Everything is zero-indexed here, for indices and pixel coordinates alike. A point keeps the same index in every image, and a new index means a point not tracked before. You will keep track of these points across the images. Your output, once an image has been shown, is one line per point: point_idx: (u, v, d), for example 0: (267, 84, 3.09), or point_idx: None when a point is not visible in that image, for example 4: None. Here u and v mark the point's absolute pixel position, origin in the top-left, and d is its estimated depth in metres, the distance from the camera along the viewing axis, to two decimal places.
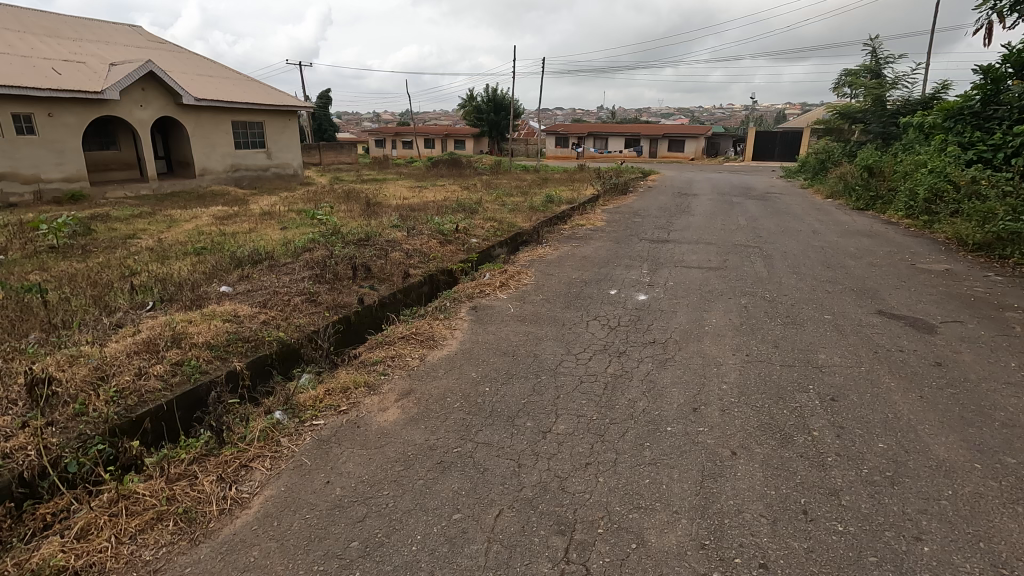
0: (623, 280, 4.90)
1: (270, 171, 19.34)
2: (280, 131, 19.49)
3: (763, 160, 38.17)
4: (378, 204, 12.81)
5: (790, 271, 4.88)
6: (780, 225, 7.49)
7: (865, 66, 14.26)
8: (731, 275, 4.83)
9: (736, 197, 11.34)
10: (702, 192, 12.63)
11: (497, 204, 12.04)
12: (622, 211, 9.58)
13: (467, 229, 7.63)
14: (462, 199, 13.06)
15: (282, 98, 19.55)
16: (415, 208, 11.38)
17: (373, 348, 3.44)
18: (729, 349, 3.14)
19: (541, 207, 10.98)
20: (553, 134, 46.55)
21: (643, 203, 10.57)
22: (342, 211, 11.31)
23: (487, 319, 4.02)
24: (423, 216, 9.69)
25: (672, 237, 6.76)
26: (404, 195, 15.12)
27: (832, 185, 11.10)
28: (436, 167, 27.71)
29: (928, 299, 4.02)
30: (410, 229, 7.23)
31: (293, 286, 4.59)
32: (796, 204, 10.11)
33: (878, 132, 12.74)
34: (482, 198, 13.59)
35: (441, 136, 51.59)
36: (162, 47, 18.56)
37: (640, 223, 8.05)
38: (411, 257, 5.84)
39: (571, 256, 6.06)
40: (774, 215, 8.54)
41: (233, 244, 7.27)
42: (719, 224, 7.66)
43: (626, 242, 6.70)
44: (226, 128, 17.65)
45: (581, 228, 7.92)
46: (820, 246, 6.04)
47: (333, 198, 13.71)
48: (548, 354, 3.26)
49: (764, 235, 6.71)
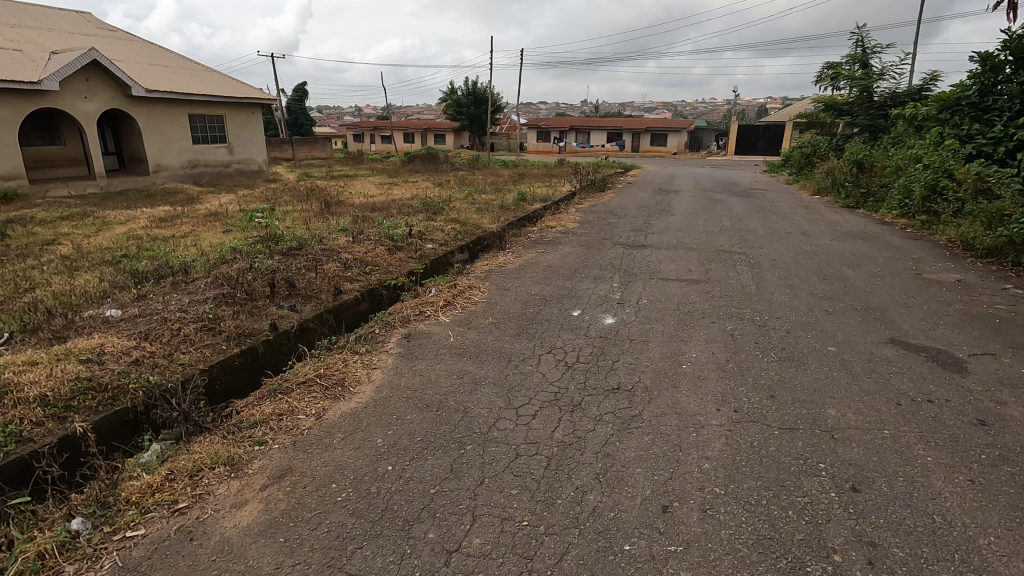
0: (588, 296, 4.20)
1: (232, 168, 18.32)
2: (242, 125, 18.46)
3: (745, 154, 37.78)
4: (340, 203, 11.96)
5: (780, 283, 4.23)
6: (766, 227, 6.86)
7: (851, 56, 13.69)
8: (712, 290, 4.16)
9: (718, 194, 10.71)
10: (682, 189, 12.01)
11: (465, 202, 11.27)
12: (597, 210, 8.91)
13: (423, 233, 6.88)
14: (430, 197, 12.29)
15: (243, 90, 18.51)
16: (377, 208, 10.58)
17: (258, 401, 2.68)
18: (712, 401, 2.43)
19: (512, 205, 10.24)
20: (534, 128, 45.71)
21: (620, 202, 9.89)
22: (298, 211, 10.45)
23: (417, 352, 3.27)
24: (382, 217, 8.89)
25: (648, 242, 6.09)
26: (371, 193, 14.28)
27: (819, 182, 10.53)
28: (412, 162, 26.79)
29: (946, 322, 3.38)
30: (358, 233, 6.47)
31: (193, 310, 3.79)
32: (782, 201, 9.51)
33: (865, 125, 12.19)
34: (452, 196, 12.81)
35: (421, 130, 50.50)
36: (112, 35, 17.40)
37: (615, 224, 7.38)
38: (350, 268, 5.09)
39: (534, 264, 5.36)
40: (759, 215, 7.93)
41: (156, 252, 6.43)
42: (700, 225, 7.02)
43: (598, 247, 6.01)
44: (182, 122, 16.62)
45: (550, 230, 7.21)
46: (812, 252, 5.40)
47: (293, 196, 12.84)
48: (483, 407, 2.54)
49: (749, 238, 6.08)
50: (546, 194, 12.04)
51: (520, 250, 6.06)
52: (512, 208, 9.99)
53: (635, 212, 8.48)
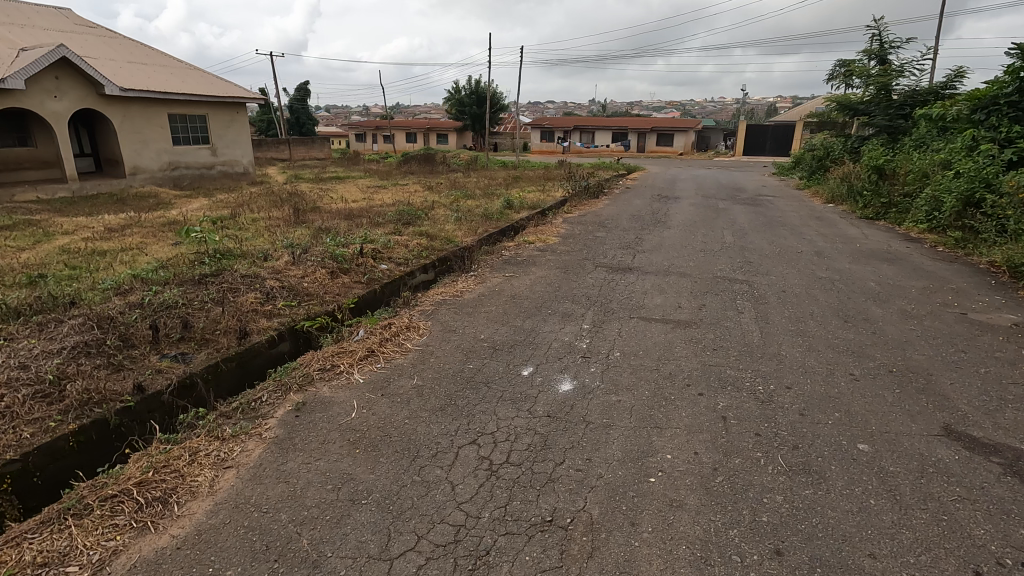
0: (547, 345, 3.36)
1: (216, 170, 17.64)
2: (226, 126, 17.79)
3: (754, 155, 36.70)
4: (315, 210, 11.16)
5: (789, 330, 3.36)
6: (773, 244, 5.98)
7: (868, 51, 12.72)
8: (702, 337, 3.31)
9: (721, 201, 9.82)
10: (682, 194, 11.16)
11: (448, 210, 10.44)
12: (585, 221, 8.07)
13: (382, 249, 6.07)
14: (414, 204, 11.51)
15: (228, 89, 17.81)
16: (352, 217, 9.80)
17: (26, 535, 1.83)
18: (684, 564, 1.59)
19: (496, 214, 9.40)
20: (537, 128, 44.80)
21: (613, 210, 9.03)
22: (265, 219, 9.67)
23: (297, 437, 2.43)
24: (348, 229, 8.09)
25: (634, 264, 5.25)
26: (354, 198, 13.48)
27: (834, 189, 9.61)
28: (408, 163, 26.02)
29: (1015, 396, 2.52)
30: (304, 252, 5.66)
31: (38, 364, 2.96)
32: (792, 210, 8.61)
33: (884, 126, 11.24)
34: (437, 202, 11.98)
35: (423, 130, 49.79)
36: (91, 32, 16.77)
37: (601, 240, 6.54)
38: (274, 299, 4.27)
39: (497, 294, 4.52)
40: (764, 228, 7.07)
41: (75, 271, 5.67)
42: (697, 241, 6.16)
43: (577, 270, 5.18)
44: (160, 122, 15.94)
45: (528, 246, 6.38)
46: (828, 280, 4.54)
47: (269, 202, 12.11)
48: (346, 557, 1.71)
49: (753, 260, 5.22)
50: (535, 200, 11.20)
51: (486, 273, 5.23)
52: (495, 216, 9.17)
53: (626, 224, 7.63)
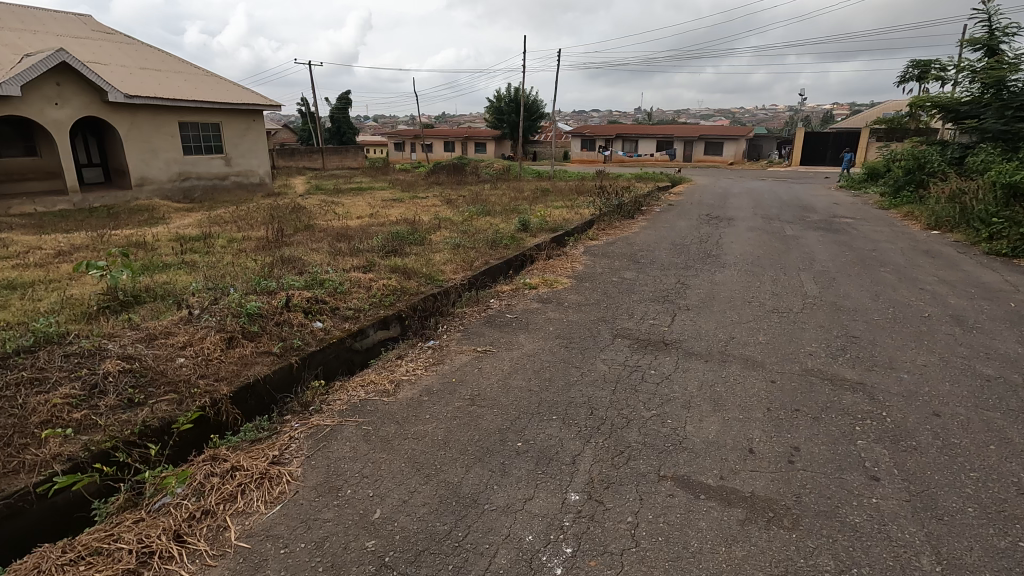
0: (486, 558, 1.69)
1: (229, 181, 16.84)
2: (240, 135, 16.99)
3: (812, 165, 33.70)
4: (307, 229, 9.84)
5: (997, 556, 1.58)
6: (877, 301, 4.13)
7: (971, 40, 10.45)
8: (811, 569, 1.56)
9: (786, 226, 7.89)
10: (736, 214, 9.26)
11: (452, 232, 8.90)
12: (610, 252, 6.37)
13: (328, 296, 4.53)
14: (418, 223, 10.07)
15: (243, 96, 17.02)
16: (337, 241, 8.38)
17: None
18: None
19: (506, 239, 7.77)
20: (577, 136, 42.94)
21: (649, 237, 7.26)
22: (241, 242, 8.41)
23: None
24: (317, 259, 6.63)
25: (670, 334, 3.53)
26: (359, 213, 12.14)
27: (938, 212, 7.50)
28: (437, 173, 24.79)
29: None
30: (215, 300, 4.19)
31: None
32: (886, 240, 6.61)
33: (997, 131, 9.00)
34: (444, 221, 10.46)
35: (461, 139, 48.88)
36: (108, 38, 16.26)
37: (627, 285, 4.83)
38: (101, 396, 2.76)
39: (450, 390, 2.89)
40: (855, 269, 5.19)
41: None
42: (761, 291, 4.38)
43: (583, 342, 3.51)
44: (171, 131, 15.21)
45: (526, 292, 4.74)
46: (1003, 385, 2.69)
47: (262, 219, 10.93)
48: None
49: (857, 334, 3.40)
50: (557, 221, 9.56)
51: (449, 342, 3.63)
52: (504, 242, 7.57)
53: (662, 258, 5.88)
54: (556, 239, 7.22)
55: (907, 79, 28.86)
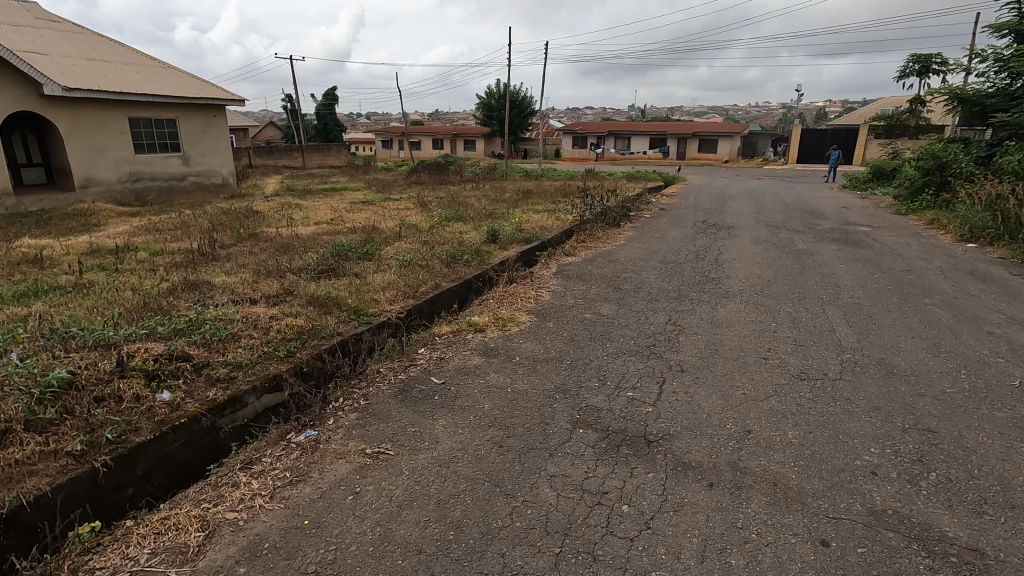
0: None
1: (188, 181, 15.62)
2: (200, 132, 15.78)
3: (809, 163, 32.77)
4: (250, 239, 8.67)
5: None
6: (939, 357, 3.01)
7: (997, 24, 9.31)
8: None
9: (795, 236, 6.79)
10: (737, 221, 8.15)
11: (411, 244, 7.75)
12: (588, 273, 5.24)
13: (200, 348, 3.37)
14: (377, 232, 8.92)
15: (203, 90, 15.78)
16: (276, 255, 7.20)
17: None
18: None
19: (468, 253, 6.63)
20: (569, 133, 41.80)
21: (636, 252, 6.14)
22: (162, 257, 7.24)
23: None
24: (232, 283, 5.45)
25: (653, 424, 2.41)
26: (320, 218, 10.96)
27: (971, 221, 6.40)
28: (419, 172, 23.54)
29: None
30: (25, 358, 3.01)
31: None
32: (917, 257, 5.51)
33: None
34: (408, 229, 9.30)
35: (450, 137, 47.66)
36: (52, 27, 14.97)
37: (602, 326, 3.68)
38: None
39: (290, 553, 1.75)
40: (893, 301, 4.07)
41: None
42: (778, 342, 3.25)
43: (526, 435, 2.38)
44: (120, 127, 13.95)
45: (468, 338, 3.60)
46: None
47: (206, 226, 9.76)
48: None
49: (933, 427, 2.28)
50: (534, 229, 8.43)
51: (334, 434, 2.48)
52: (466, 257, 6.42)
53: (649, 283, 4.75)
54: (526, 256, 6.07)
55: (906, 72, 28.61)
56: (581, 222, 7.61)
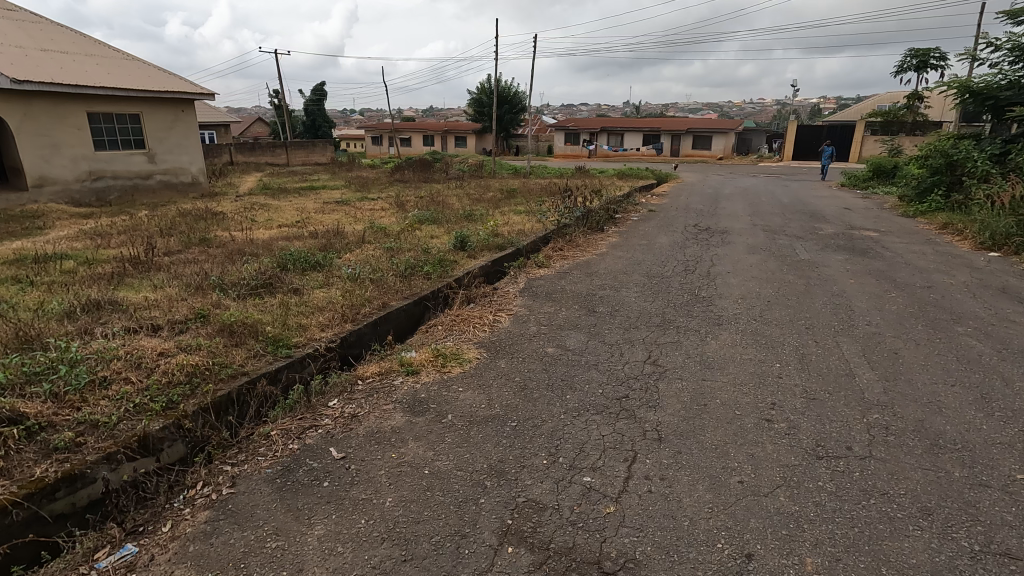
0: None
1: (153, 180, 14.80)
2: (166, 128, 14.94)
3: (805, 160, 32.20)
4: (200, 245, 7.91)
5: None
6: (992, 417, 2.31)
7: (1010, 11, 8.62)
8: None
9: (796, 243, 6.10)
10: (732, 224, 7.45)
11: (372, 252, 7.01)
12: (560, 290, 4.52)
13: (47, 403, 2.63)
14: (340, 237, 8.18)
15: (169, 84, 14.94)
16: (218, 265, 6.45)
17: None
18: None
19: (430, 263, 5.90)
20: (561, 130, 40.99)
21: (617, 262, 5.43)
22: (91, 266, 6.47)
23: None
24: (147, 302, 4.68)
25: (613, 540, 1.69)
26: (285, 221, 10.19)
27: (992, 226, 5.71)
28: (404, 169, 22.75)
29: None
30: None
31: None
32: (937, 270, 4.82)
33: None
34: (375, 233, 8.56)
35: (441, 133, 46.79)
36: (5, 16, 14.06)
37: (564, 368, 2.95)
38: None
39: None
40: (919, 330, 3.37)
41: None
42: (784, 394, 2.53)
43: (430, 558, 1.66)
44: (78, 122, 13.09)
45: (395, 384, 2.87)
46: None
47: (156, 230, 8.98)
48: None
49: (1017, 552, 1.57)
50: (509, 233, 7.71)
51: (163, 554, 1.77)
52: (426, 268, 5.69)
53: (628, 305, 4.03)
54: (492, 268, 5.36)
55: (903, 68, 28.06)
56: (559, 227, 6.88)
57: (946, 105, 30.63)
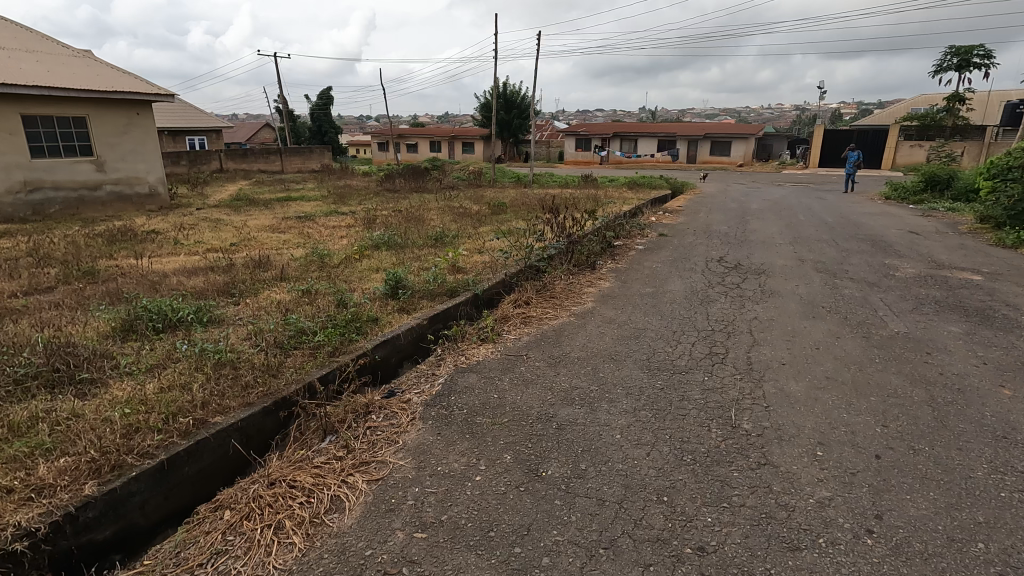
0: None
1: (102, 191, 13.22)
2: (117, 133, 13.37)
3: (833, 167, 29.97)
4: (79, 280, 6.16)
5: None
6: None
7: None
8: None
9: (873, 298, 4.16)
10: (770, 261, 5.52)
11: (280, 300, 5.18)
12: (495, 406, 2.63)
13: None
14: (260, 269, 6.40)
15: (121, 84, 13.34)
16: (58, 316, 4.68)
17: None
18: None
19: (333, 326, 4.05)
20: (571, 135, 39.07)
21: (603, 335, 3.54)
22: None
23: None
24: None
25: None
26: (218, 243, 8.46)
27: None
28: (396, 177, 21.10)
29: None
30: None
31: None
32: None
33: None
34: (309, 265, 6.75)
35: (447, 139, 45.19)
36: None
37: None
38: None
39: None
40: None
41: None
42: None
43: None
44: (10, 127, 11.48)
45: None
46: None
47: (47, 256, 7.26)
48: None
49: None
50: (473, 270, 5.88)
51: None
52: (321, 336, 3.83)
53: (606, 462, 2.12)
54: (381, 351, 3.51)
55: (943, 66, 25.84)
56: (531, 263, 5.01)
57: (989, 107, 28.29)
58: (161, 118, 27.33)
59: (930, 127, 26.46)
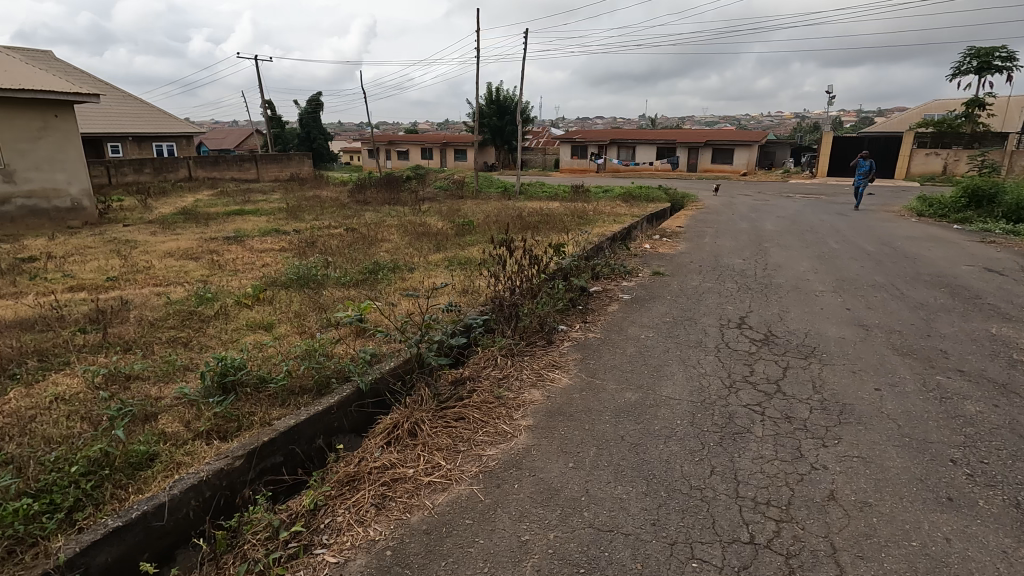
0: None
1: (10, 204, 11.40)
2: (30, 138, 11.53)
3: (842, 176, 28.20)
4: None
5: None
6: None
7: None
8: None
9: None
10: (816, 328, 3.69)
11: (60, 393, 3.32)
12: None
13: None
14: (93, 327, 4.55)
15: (35, 81, 11.52)
16: None
17: None
18: None
19: (42, 487, 2.17)
20: (567, 142, 37.29)
21: (520, 557, 1.68)
22: None
23: None
24: None
25: None
26: (93, 277, 6.65)
27: None
28: (371, 187, 19.31)
29: None
30: None
31: None
32: None
33: None
34: (172, 320, 4.90)
35: (439, 145, 43.52)
36: None
37: None
38: None
39: None
40: None
41: None
42: None
43: None
44: None
45: None
46: None
47: None
48: None
49: None
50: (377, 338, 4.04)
51: None
52: None
53: None
54: (83, 572, 1.69)
55: (962, 70, 24.12)
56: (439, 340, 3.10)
57: (1009, 113, 26.55)
58: (125, 122, 25.48)
59: (947, 135, 24.70)
